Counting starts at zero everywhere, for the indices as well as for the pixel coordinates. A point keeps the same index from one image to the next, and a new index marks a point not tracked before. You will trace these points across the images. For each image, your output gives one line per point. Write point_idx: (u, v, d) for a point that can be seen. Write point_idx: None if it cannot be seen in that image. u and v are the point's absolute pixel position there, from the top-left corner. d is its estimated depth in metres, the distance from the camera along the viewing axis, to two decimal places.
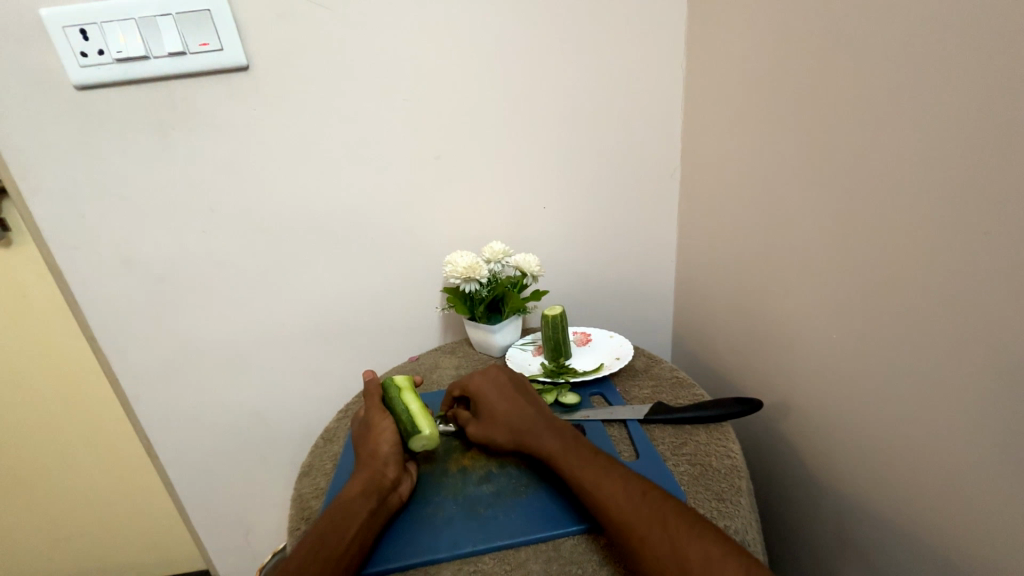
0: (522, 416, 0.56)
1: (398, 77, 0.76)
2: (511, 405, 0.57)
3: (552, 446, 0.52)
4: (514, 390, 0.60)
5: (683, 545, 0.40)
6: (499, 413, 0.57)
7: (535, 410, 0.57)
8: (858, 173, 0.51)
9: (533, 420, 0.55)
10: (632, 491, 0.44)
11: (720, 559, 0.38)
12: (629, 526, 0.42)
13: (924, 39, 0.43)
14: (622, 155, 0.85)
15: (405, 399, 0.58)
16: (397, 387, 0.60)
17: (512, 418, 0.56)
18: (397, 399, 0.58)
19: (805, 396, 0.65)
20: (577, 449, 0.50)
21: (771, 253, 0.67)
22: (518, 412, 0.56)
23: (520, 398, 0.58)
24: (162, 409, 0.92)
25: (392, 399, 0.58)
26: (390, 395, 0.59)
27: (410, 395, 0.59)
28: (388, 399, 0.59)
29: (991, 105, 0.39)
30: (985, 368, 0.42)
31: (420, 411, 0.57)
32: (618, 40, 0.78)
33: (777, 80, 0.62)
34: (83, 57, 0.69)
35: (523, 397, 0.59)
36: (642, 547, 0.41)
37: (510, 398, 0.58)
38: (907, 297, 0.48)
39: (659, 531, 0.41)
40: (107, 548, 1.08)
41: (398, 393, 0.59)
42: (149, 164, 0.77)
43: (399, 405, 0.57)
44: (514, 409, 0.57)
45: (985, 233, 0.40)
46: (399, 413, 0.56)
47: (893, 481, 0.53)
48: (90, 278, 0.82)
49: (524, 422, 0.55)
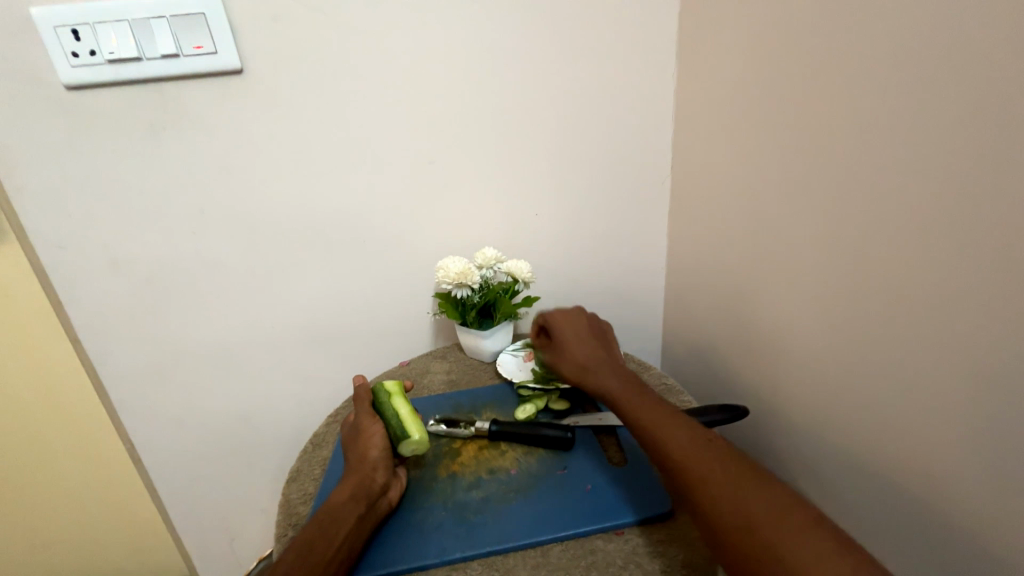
0: (599, 361, 0.59)
1: (392, 83, 0.77)
2: (585, 341, 0.62)
3: (619, 390, 0.54)
4: (596, 339, 0.63)
5: (748, 494, 0.40)
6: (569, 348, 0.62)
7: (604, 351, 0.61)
8: (847, 187, 0.53)
9: (608, 368, 0.58)
10: (697, 440, 0.46)
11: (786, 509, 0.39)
12: (670, 443, 0.46)
13: (912, 58, 0.45)
14: (613, 163, 0.86)
15: (395, 403, 0.57)
16: (385, 392, 0.59)
17: (580, 353, 0.61)
18: (386, 404, 0.57)
19: (793, 403, 0.66)
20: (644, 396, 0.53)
21: (760, 262, 0.69)
22: (587, 349, 0.61)
23: (601, 348, 0.62)
24: (148, 412, 0.90)
25: (381, 404, 0.58)
26: (379, 400, 0.58)
27: (400, 400, 0.58)
28: (378, 404, 0.58)
29: (976, 125, 0.41)
30: (972, 375, 0.44)
31: (410, 415, 0.56)
32: (610, 52, 0.80)
33: (766, 94, 0.63)
34: (74, 57, 0.68)
35: (600, 341, 0.63)
36: (675, 454, 0.46)
37: (581, 337, 0.63)
38: (893, 303, 0.50)
39: (699, 451, 0.45)
40: (85, 556, 1.06)
41: (388, 396, 0.58)
42: (138, 165, 0.76)
43: (389, 410, 0.57)
44: (582, 345, 0.62)
45: (972, 247, 0.42)
46: (389, 419, 0.56)
47: (880, 488, 0.54)
48: (75, 280, 0.81)
49: (599, 366, 0.58)
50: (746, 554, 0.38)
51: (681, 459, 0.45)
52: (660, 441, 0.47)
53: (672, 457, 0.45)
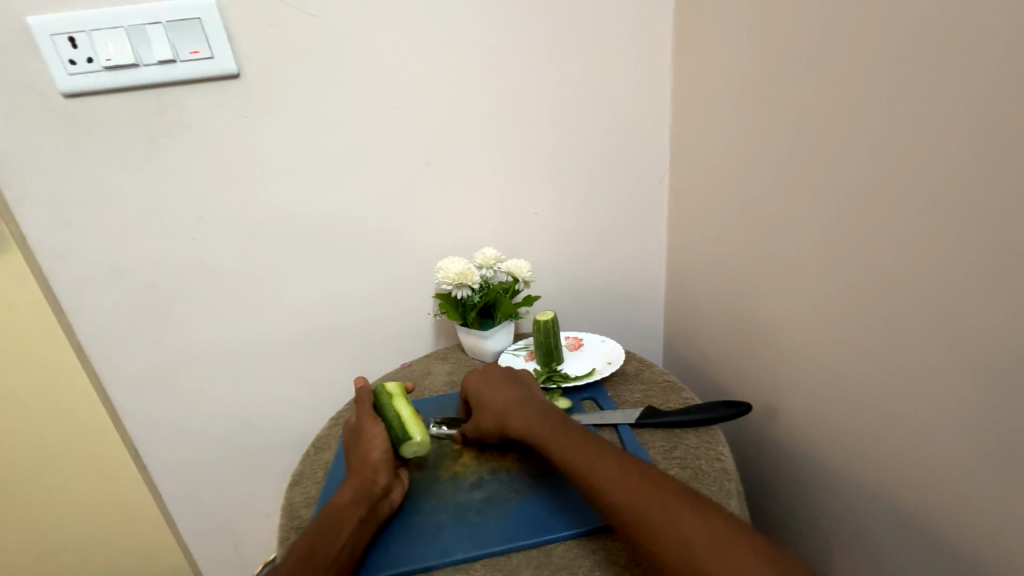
0: (510, 403, 0.57)
1: (389, 85, 0.77)
2: (495, 383, 0.60)
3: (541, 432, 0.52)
4: (505, 379, 0.61)
5: (686, 526, 0.39)
6: (479, 396, 0.60)
7: (516, 386, 0.59)
8: (847, 180, 0.52)
9: (523, 407, 0.56)
10: (627, 476, 0.44)
11: (724, 539, 0.38)
12: (585, 468, 0.46)
13: (908, 49, 0.44)
14: (612, 160, 0.86)
15: (395, 405, 0.57)
16: (386, 394, 0.59)
17: (490, 397, 0.59)
18: (387, 406, 0.57)
19: (795, 399, 0.65)
20: (565, 433, 0.51)
21: (760, 257, 0.68)
22: (498, 389, 0.59)
23: (512, 386, 0.59)
24: (151, 418, 0.91)
25: (382, 406, 0.58)
26: (380, 402, 0.59)
27: (401, 401, 0.58)
28: (379, 406, 0.58)
29: (974, 115, 0.40)
30: (977, 367, 0.43)
31: (411, 417, 0.56)
32: (607, 49, 0.80)
33: (763, 88, 0.63)
34: (71, 65, 0.69)
35: (511, 377, 0.61)
36: (590, 476, 0.46)
37: (491, 380, 0.61)
38: (894, 297, 0.49)
39: (613, 467, 0.45)
40: (91, 563, 1.06)
41: (388, 398, 0.58)
42: (137, 171, 0.76)
43: (390, 412, 0.57)
44: (494, 386, 0.60)
45: (972, 238, 0.42)
46: (390, 421, 0.56)
47: (884, 483, 0.54)
48: (76, 287, 0.81)
49: (512, 409, 0.56)
50: (660, 560, 0.39)
51: (599, 481, 0.45)
52: (579, 469, 0.47)
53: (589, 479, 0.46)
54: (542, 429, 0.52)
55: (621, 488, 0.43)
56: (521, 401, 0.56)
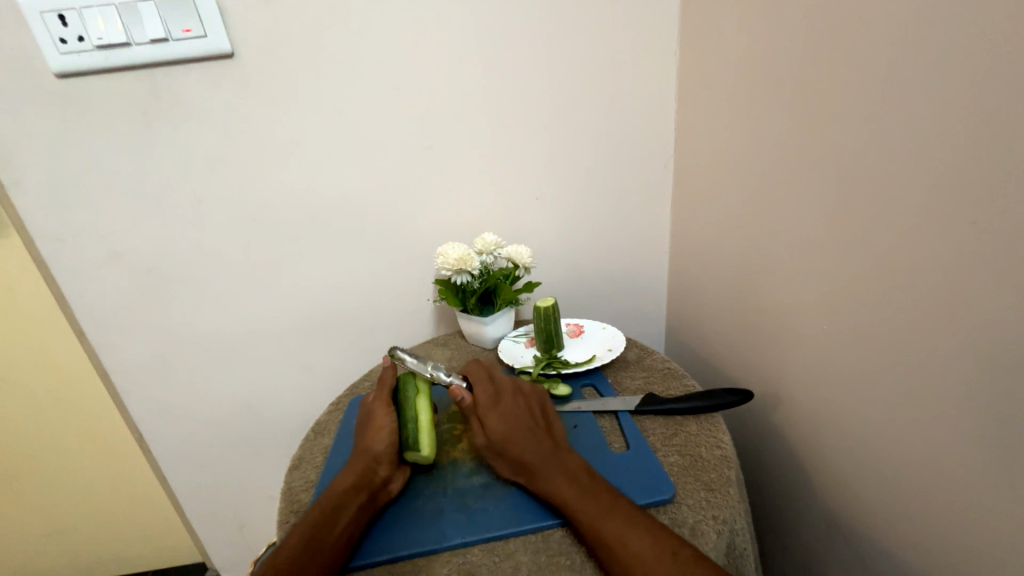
0: (535, 452, 0.49)
1: (387, 66, 0.75)
2: (520, 425, 0.51)
3: (572, 489, 0.45)
4: (530, 422, 0.52)
5: None
6: (497, 435, 0.51)
7: (543, 432, 0.51)
8: (852, 163, 0.51)
9: (551, 459, 0.48)
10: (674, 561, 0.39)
11: None
12: (618, 539, 0.41)
13: (920, 22, 0.42)
14: (616, 144, 0.84)
15: (418, 404, 0.55)
16: (411, 390, 0.57)
17: (512, 440, 0.50)
18: (409, 402, 0.55)
19: (796, 387, 0.65)
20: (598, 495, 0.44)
21: (764, 244, 0.67)
22: (524, 434, 0.50)
23: (540, 433, 0.51)
24: (154, 402, 0.91)
25: (404, 401, 0.56)
26: (402, 395, 0.57)
27: (424, 402, 0.56)
28: (402, 397, 0.57)
29: (986, 90, 0.38)
30: (979, 358, 0.42)
31: (428, 425, 0.54)
32: (611, 27, 0.77)
33: (771, 67, 0.61)
34: (63, 44, 0.67)
35: (540, 422, 0.53)
36: (619, 548, 0.40)
37: (515, 420, 0.52)
38: (896, 285, 0.48)
39: (649, 543, 0.40)
40: (102, 542, 1.08)
41: (413, 395, 0.56)
42: (133, 155, 0.75)
43: (410, 410, 0.55)
44: (518, 429, 0.51)
45: (979, 223, 0.40)
46: (408, 419, 0.54)
47: (884, 473, 0.53)
48: (77, 272, 0.81)
49: (541, 460, 0.48)
50: None
51: (632, 557, 0.40)
52: (607, 540, 0.41)
53: (617, 552, 0.40)
54: (572, 487, 0.45)
55: (654, 567, 0.39)
56: (551, 454, 0.49)
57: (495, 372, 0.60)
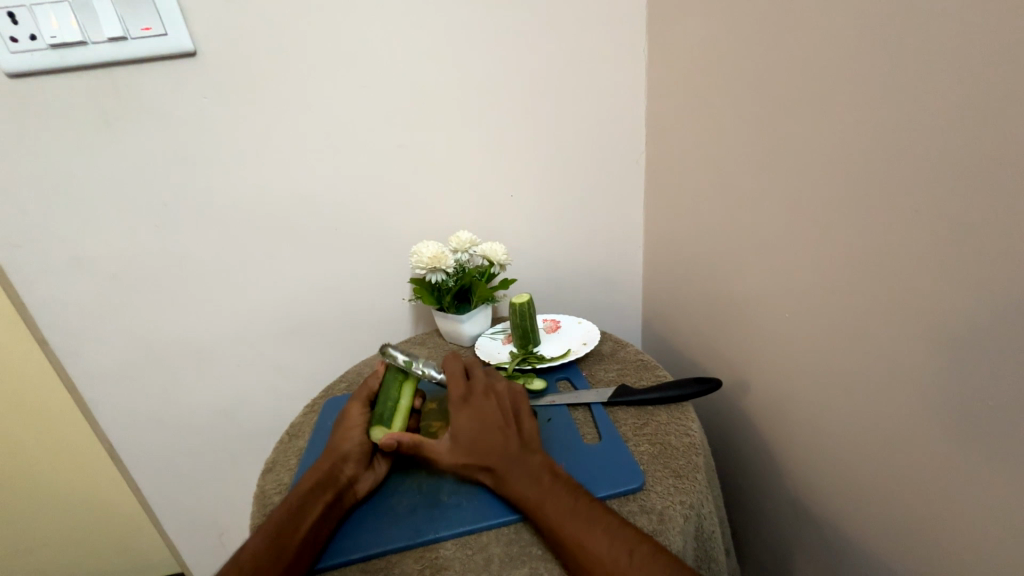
0: (503, 449, 0.49)
1: (354, 64, 0.74)
2: (486, 424, 0.51)
3: (539, 487, 0.46)
4: (500, 420, 0.52)
5: None
6: (463, 434, 0.51)
7: (512, 428, 0.51)
8: (811, 157, 0.53)
9: (519, 459, 0.48)
10: (639, 556, 0.40)
11: None
12: (575, 540, 0.42)
13: (869, 24, 0.44)
14: (587, 140, 0.85)
15: (401, 389, 0.57)
16: (397, 375, 0.58)
17: (478, 439, 0.50)
18: (393, 385, 0.57)
19: (764, 376, 0.67)
20: (560, 493, 0.45)
21: (731, 235, 0.68)
22: (490, 432, 0.51)
23: (508, 433, 0.51)
24: (124, 411, 0.89)
25: (388, 382, 0.58)
26: (387, 378, 0.58)
27: (408, 388, 0.58)
28: (386, 382, 0.58)
29: (930, 82, 0.40)
30: (928, 342, 0.44)
31: (406, 411, 0.56)
32: (579, 24, 0.78)
33: (735, 64, 0.62)
34: (13, 43, 0.65)
35: (510, 420, 0.53)
36: (579, 549, 0.41)
37: (483, 419, 0.52)
38: (854, 274, 0.50)
39: (605, 541, 0.41)
40: (72, 557, 1.05)
41: (398, 378, 0.58)
42: (94, 157, 0.73)
43: (392, 393, 0.57)
44: (485, 429, 0.51)
45: (924, 214, 0.42)
46: (388, 400, 0.56)
47: (845, 453, 0.56)
48: (36, 279, 0.78)
49: (508, 459, 0.48)
50: None
51: (588, 556, 0.41)
52: (567, 539, 0.42)
53: (576, 553, 0.41)
54: (534, 488, 0.46)
55: (610, 565, 0.40)
56: (516, 453, 0.49)
57: (474, 367, 0.60)
